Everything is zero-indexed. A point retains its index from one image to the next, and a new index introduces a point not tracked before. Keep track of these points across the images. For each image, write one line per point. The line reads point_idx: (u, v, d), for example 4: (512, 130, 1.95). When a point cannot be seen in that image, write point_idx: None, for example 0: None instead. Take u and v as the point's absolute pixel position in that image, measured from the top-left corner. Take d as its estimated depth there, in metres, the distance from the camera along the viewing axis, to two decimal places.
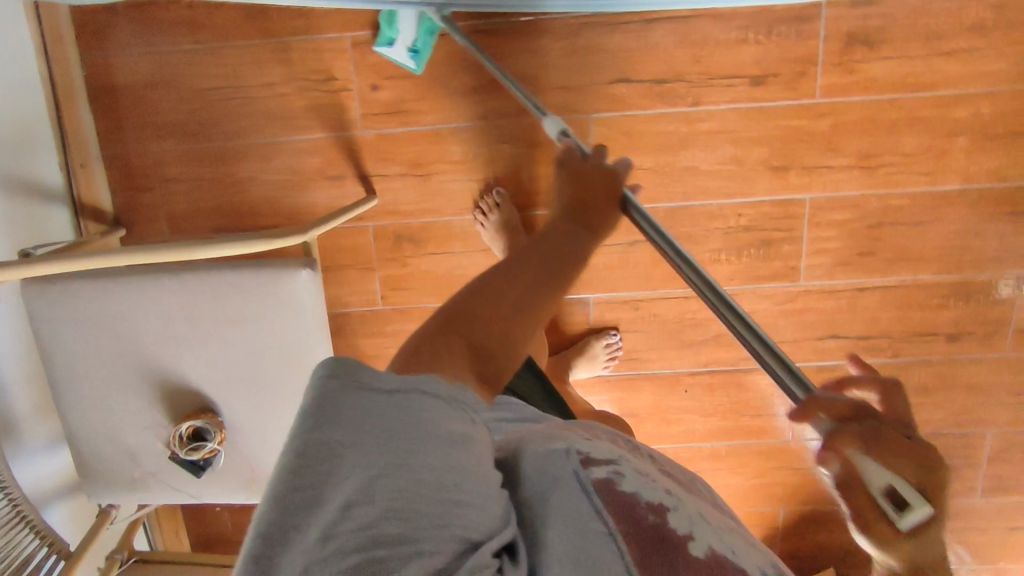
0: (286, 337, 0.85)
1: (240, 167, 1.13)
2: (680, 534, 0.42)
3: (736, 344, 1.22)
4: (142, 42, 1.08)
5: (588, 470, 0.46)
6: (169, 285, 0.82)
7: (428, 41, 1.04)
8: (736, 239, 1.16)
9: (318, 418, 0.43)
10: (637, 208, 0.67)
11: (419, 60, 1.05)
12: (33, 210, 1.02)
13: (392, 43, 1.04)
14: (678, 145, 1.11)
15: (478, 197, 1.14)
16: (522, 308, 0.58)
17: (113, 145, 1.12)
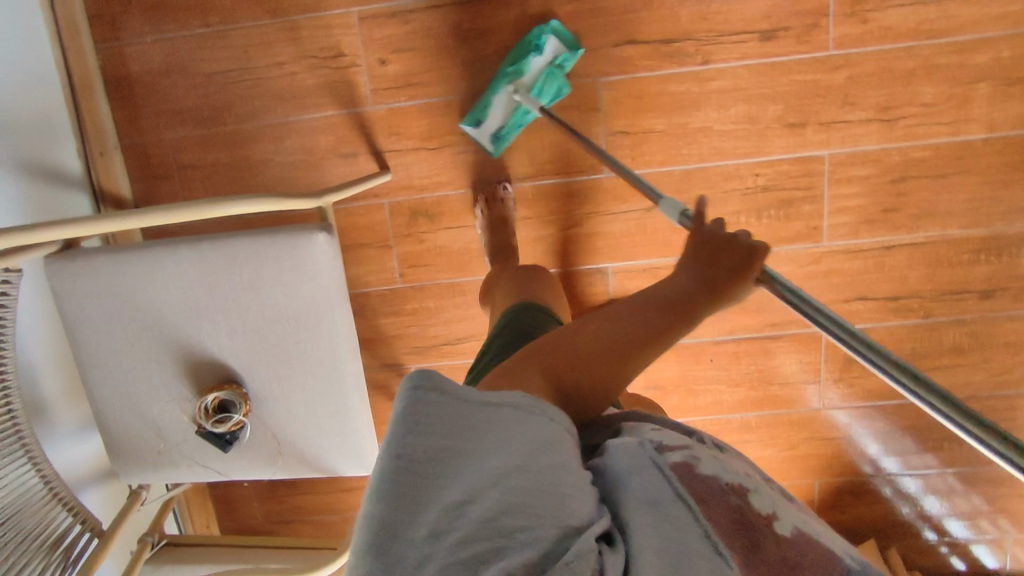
0: (305, 304, 0.82)
1: (255, 149, 1.14)
2: (764, 514, 0.47)
3: (761, 310, 1.19)
4: (154, 29, 1.10)
5: (665, 454, 0.50)
6: (185, 254, 0.80)
7: (515, 132, 1.09)
8: (755, 200, 1.14)
9: (416, 424, 0.45)
10: (780, 281, 0.61)
11: (498, 145, 1.10)
12: (54, 196, 1.04)
13: (477, 124, 1.08)
14: (690, 106, 1.10)
15: (487, 184, 1.13)
16: (623, 363, 0.58)
17: (131, 134, 1.14)
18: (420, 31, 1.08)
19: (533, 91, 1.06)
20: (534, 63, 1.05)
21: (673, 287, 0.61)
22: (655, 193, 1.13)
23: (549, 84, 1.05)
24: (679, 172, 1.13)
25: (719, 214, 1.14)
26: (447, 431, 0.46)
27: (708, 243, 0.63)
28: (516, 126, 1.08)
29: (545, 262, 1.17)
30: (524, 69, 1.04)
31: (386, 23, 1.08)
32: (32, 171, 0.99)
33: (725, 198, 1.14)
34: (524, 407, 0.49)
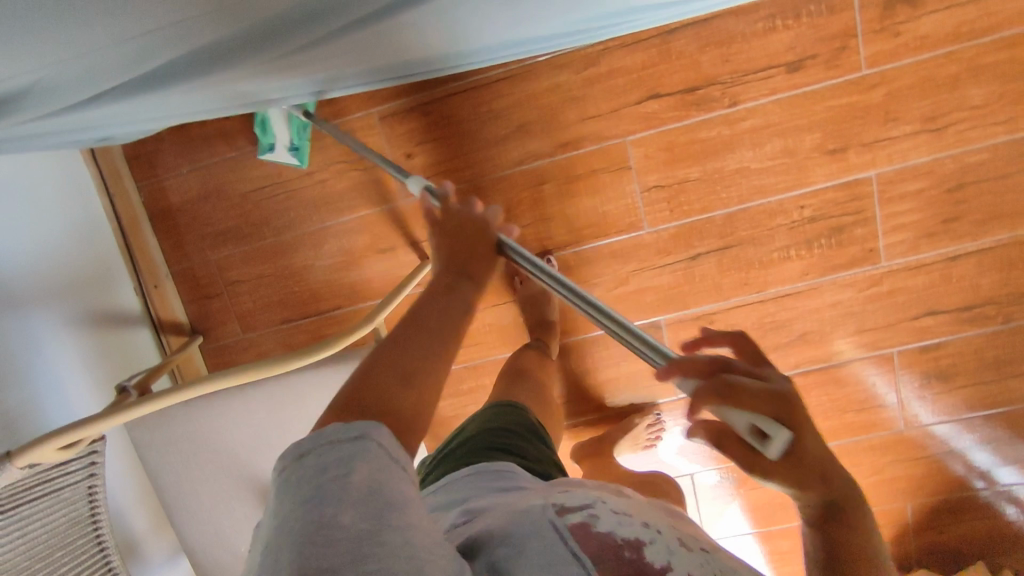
0: None
1: (297, 258, 1.16)
2: (657, 565, 0.47)
3: (826, 340, 1.14)
4: (188, 159, 1.13)
5: (564, 517, 0.50)
6: (256, 395, 0.85)
7: (303, 135, 1.08)
8: (803, 231, 1.09)
9: (288, 488, 0.41)
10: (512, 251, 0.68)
11: (301, 155, 1.10)
12: (117, 339, 1.08)
13: (272, 147, 1.08)
14: (723, 149, 1.07)
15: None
16: (417, 373, 0.52)
17: (180, 261, 1.18)
18: (438, 121, 1.10)
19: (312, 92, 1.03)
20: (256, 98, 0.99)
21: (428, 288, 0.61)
22: (698, 240, 1.11)
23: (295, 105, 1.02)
24: (721, 216, 1.10)
25: (768, 251, 1.10)
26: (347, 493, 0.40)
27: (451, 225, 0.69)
28: (302, 130, 1.08)
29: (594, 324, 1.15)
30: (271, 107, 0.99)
31: (405, 118, 1.11)
32: (96, 322, 1.04)
33: (772, 235, 1.10)
34: (388, 449, 0.43)
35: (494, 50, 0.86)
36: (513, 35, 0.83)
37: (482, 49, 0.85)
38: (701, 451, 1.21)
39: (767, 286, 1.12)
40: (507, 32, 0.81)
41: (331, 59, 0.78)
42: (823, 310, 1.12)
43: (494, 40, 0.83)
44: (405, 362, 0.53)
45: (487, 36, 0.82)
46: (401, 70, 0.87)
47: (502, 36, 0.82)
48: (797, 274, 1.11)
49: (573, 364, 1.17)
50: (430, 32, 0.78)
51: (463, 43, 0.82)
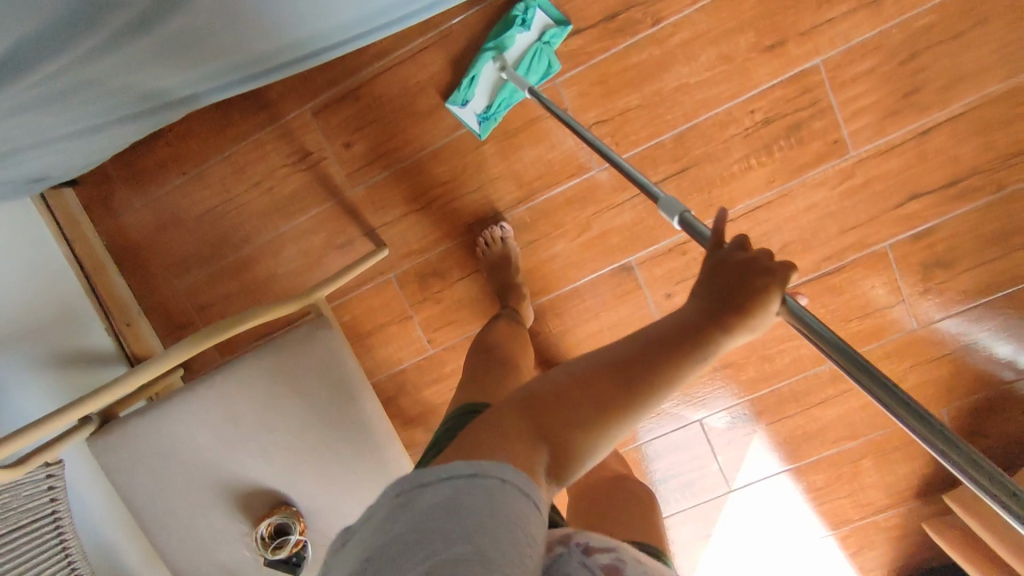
0: (326, 397, 0.85)
1: (258, 271, 1.15)
2: None
3: (810, 248, 1.07)
4: (140, 194, 1.15)
5: (591, 556, 0.49)
6: (206, 393, 0.83)
7: (502, 111, 1.04)
8: (759, 137, 1.04)
9: (396, 516, 0.45)
10: (803, 317, 0.53)
11: (485, 126, 1.05)
12: (88, 378, 1.08)
13: (464, 104, 1.03)
14: (657, 70, 1.03)
15: (486, 229, 1.09)
16: (596, 427, 0.53)
17: (150, 296, 1.18)
18: (370, 104, 1.08)
19: (520, 68, 1.02)
20: (519, 38, 1.01)
21: (672, 320, 0.54)
22: (653, 169, 1.06)
23: (536, 59, 1.02)
24: (669, 140, 1.05)
25: (726, 166, 1.05)
26: (453, 517, 0.43)
27: (725, 266, 0.55)
28: (504, 105, 1.03)
29: (565, 278, 1.11)
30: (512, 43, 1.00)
31: (337, 108, 1.08)
32: (62, 363, 1.05)
33: (727, 147, 1.04)
34: (511, 481, 0.46)
35: (360, 23, 0.86)
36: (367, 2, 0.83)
37: (344, 25, 0.86)
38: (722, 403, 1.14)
39: (734, 203, 1.06)
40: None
41: (191, 49, 0.81)
42: (800, 216, 1.06)
43: (349, 11, 0.83)
44: (597, 405, 0.52)
45: (339, 7, 0.82)
46: (275, 59, 0.88)
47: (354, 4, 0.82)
48: (762, 184, 1.05)
49: (552, 323, 1.13)
50: (275, 9, 0.79)
51: (317, 17, 0.82)
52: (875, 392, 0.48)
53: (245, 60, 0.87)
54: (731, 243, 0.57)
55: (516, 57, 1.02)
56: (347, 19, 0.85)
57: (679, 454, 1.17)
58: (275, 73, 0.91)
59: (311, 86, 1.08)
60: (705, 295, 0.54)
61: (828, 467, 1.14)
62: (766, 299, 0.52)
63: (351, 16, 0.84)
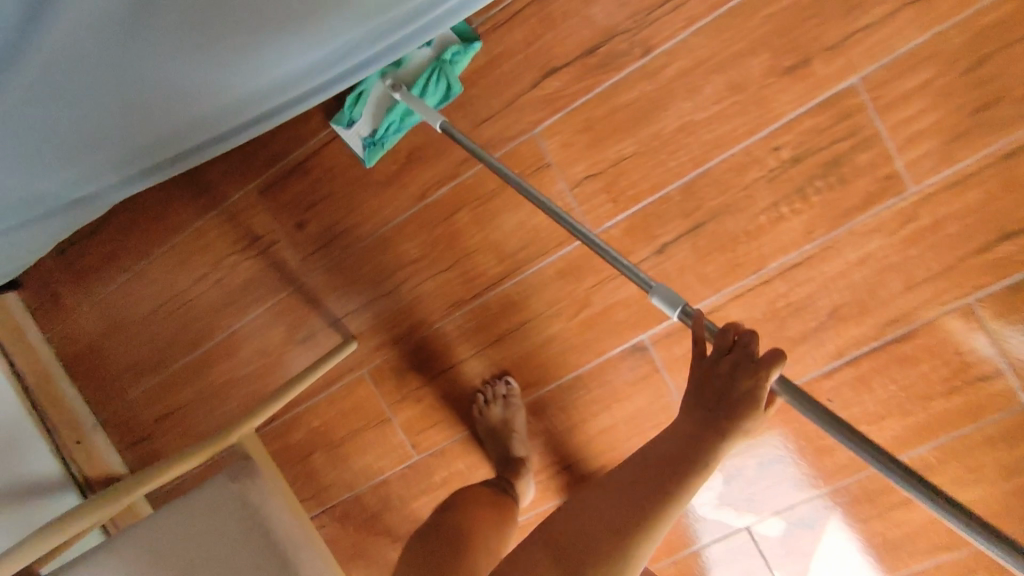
0: (251, 561, 0.67)
1: (213, 375, 1.01)
2: None
3: (869, 310, 0.85)
4: (87, 296, 1.02)
5: None
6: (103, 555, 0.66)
7: (393, 135, 0.87)
8: (788, 180, 0.84)
9: None
10: (808, 403, 0.58)
11: (372, 153, 0.88)
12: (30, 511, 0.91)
13: (349, 124, 0.87)
14: (652, 109, 0.85)
15: (488, 379, 0.94)
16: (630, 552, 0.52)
17: (105, 407, 1.03)
18: (321, 177, 0.92)
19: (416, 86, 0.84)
20: (417, 56, 0.85)
21: (677, 436, 0.58)
22: (659, 228, 0.87)
23: (433, 80, 0.84)
24: (677, 191, 0.86)
25: (750, 217, 0.85)
26: None
27: (721, 360, 0.60)
28: (393, 128, 0.86)
29: (565, 365, 0.92)
30: (407, 61, 0.84)
31: (285, 184, 0.93)
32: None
33: (750, 194, 0.85)
34: None
35: (284, 91, 0.77)
36: (285, 69, 0.73)
37: (266, 95, 0.77)
38: (782, 481, 0.90)
39: (766, 261, 0.86)
40: (271, 67, 0.72)
41: (91, 137, 0.71)
42: (851, 271, 0.84)
43: (268, 78, 0.74)
44: (614, 527, 0.53)
45: (255, 78, 0.73)
46: (193, 135, 0.79)
47: (270, 71, 0.73)
48: (799, 236, 0.85)
49: (555, 419, 0.93)
50: (179, 90, 0.70)
51: (231, 91, 0.73)
52: (886, 467, 0.55)
53: (160, 138, 0.77)
54: (716, 340, 0.62)
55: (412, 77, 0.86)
56: (264, 88, 0.75)
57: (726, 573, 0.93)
58: (203, 149, 0.83)
59: (255, 163, 0.94)
60: (699, 390, 0.60)
61: None
62: (762, 386, 0.58)
63: (269, 84, 0.75)
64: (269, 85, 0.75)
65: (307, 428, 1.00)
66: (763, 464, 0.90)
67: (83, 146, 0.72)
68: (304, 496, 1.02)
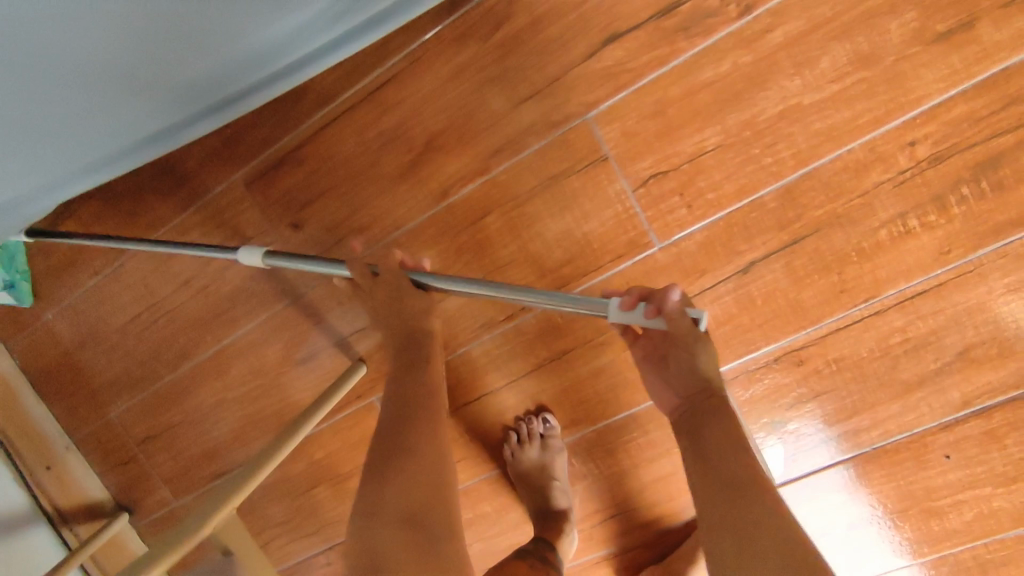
0: None
1: (199, 396, 0.85)
2: None
3: (1012, 351, 0.67)
4: (49, 301, 0.86)
5: None
6: None
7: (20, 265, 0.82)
8: (922, 184, 0.64)
9: None
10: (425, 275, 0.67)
11: (22, 290, 0.83)
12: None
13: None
14: (747, 88, 0.65)
15: (522, 415, 0.78)
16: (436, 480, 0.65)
17: (81, 427, 0.90)
18: (320, 168, 0.75)
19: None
20: None
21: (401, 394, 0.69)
22: (746, 241, 0.68)
23: None
24: (772, 195, 0.67)
25: (866, 231, 0.66)
26: None
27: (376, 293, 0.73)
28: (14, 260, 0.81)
29: (617, 401, 0.75)
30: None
31: (277, 175, 0.76)
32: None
33: (868, 202, 0.66)
34: None
35: (225, 86, 0.59)
36: (223, 52, 0.56)
37: (170, 104, 0.59)
38: (878, 547, 0.75)
39: (881, 288, 0.67)
40: (199, 46, 0.54)
41: None
42: (994, 303, 0.66)
43: (200, 62, 0.56)
44: (378, 467, 0.65)
45: (179, 60, 0.55)
46: (111, 143, 0.61)
47: (200, 52, 0.55)
48: (928, 258, 0.66)
49: (600, 463, 0.78)
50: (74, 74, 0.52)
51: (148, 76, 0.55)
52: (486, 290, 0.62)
53: (67, 151, 0.59)
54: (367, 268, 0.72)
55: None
56: (196, 78, 0.57)
57: None
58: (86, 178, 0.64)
59: (238, 148, 0.76)
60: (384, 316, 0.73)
61: None
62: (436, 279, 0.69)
63: (201, 73, 0.57)
64: (201, 73, 0.57)
65: (309, 458, 0.84)
66: (827, 496, 0.75)
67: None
68: (307, 531, 0.87)
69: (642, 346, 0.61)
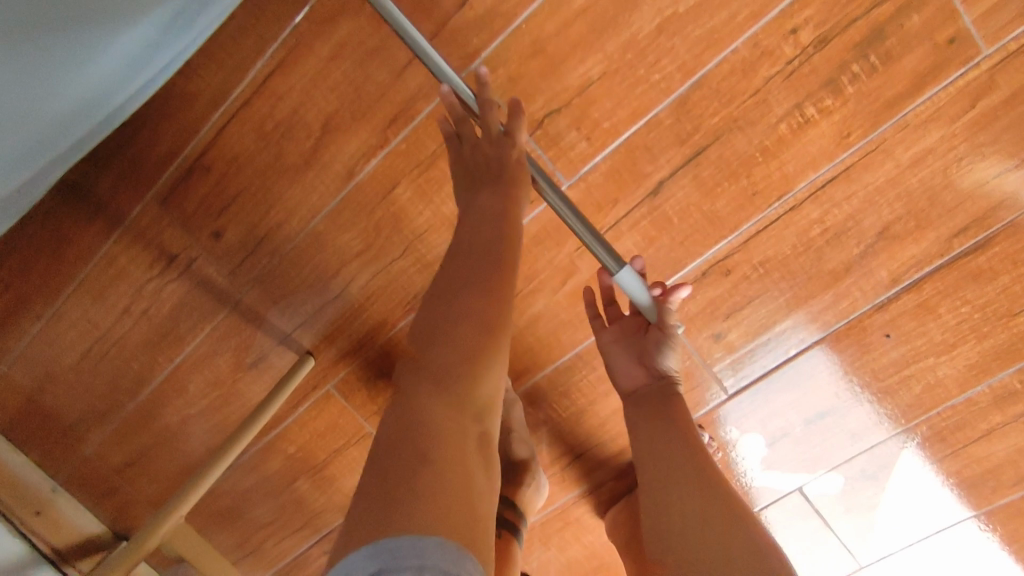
0: None
1: (166, 416, 0.87)
2: None
3: (926, 221, 0.66)
4: (2, 354, 0.86)
5: None
6: None
7: None
8: (813, 71, 0.63)
9: None
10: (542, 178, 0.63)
11: None
12: None
13: None
14: (622, 7, 0.63)
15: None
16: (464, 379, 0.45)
17: (63, 468, 0.91)
18: (226, 173, 0.75)
19: None
20: None
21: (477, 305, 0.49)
22: (651, 162, 0.68)
23: None
24: (667, 112, 0.66)
25: (766, 129, 0.66)
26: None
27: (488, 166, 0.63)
28: None
29: (560, 344, 0.76)
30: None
31: (186, 188, 0.76)
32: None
33: (763, 99, 0.65)
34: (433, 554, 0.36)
35: (118, 86, 0.60)
36: (108, 57, 0.57)
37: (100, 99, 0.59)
38: (836, 433, 0.76)
39: (791, 183, 0.67)
40: (84, 60, 0.55)
41: None
42: (904, 176, 0.65)
43: (87, 77, 0.57)
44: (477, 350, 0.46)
45: (70, 79, 0.56)
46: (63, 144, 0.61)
47: (88, 65, 0.56)
48: (831, 144, 0.65)
49: (557, 407, 0.80)
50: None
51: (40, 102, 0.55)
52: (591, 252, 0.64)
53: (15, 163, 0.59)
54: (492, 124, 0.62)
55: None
56: (88, 92, 0.58)
57: (779, 530, 0.83)
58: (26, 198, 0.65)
59: (143, 168, 0.76)
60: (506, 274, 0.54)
61: (1010, 521, 0.77)
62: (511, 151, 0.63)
63: (94, 85, 0.57)
64: (92, 87, 0.58)
65: (283, 456, 0.86)
66: (803, 379, 0.74)
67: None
68: (298, 524, 0.90)
69: (617, 330, 0.70)
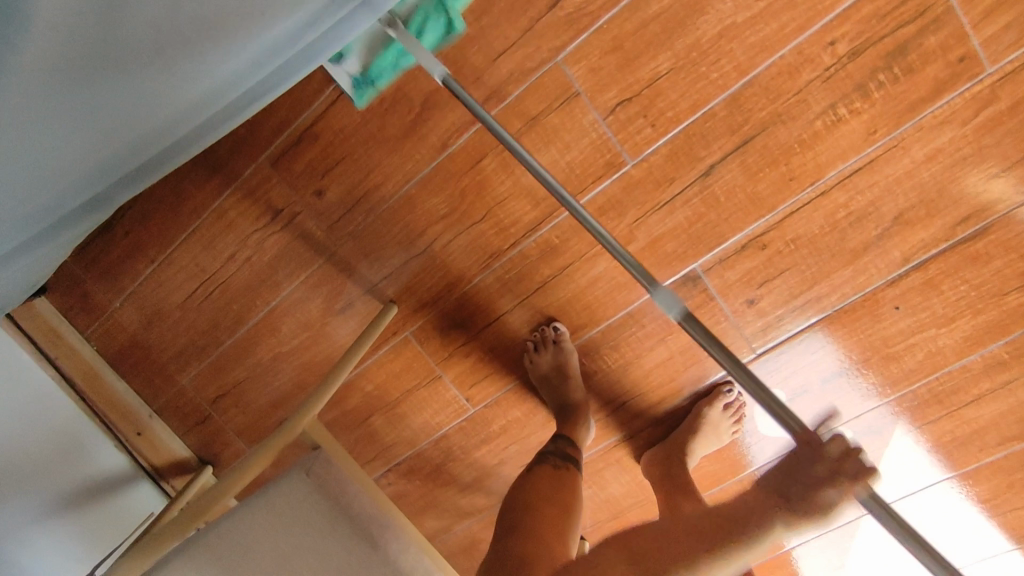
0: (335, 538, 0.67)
1: (258, 353, 0.98)
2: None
3: (935, 210, 0.79)
4: (117, 291, 0.98)
5: None
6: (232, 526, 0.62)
7: None
8: (846, 78, 0.75)
9: None
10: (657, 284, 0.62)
11: None
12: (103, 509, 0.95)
13: None
14: (689, 14, 0.75)
15: (537, 326, 0.91)
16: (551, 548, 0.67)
17: (160, 396, 1.03)
18: (334, 139, 0.87)
19: None
20: None
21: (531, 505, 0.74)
22: (705, 148, 0.80)
23: None
24: (721, 105, 0.78)
25: (804, 125, 0.78)
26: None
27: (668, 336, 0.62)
28: None
29: (614, 303, 0.88)
30: None
31: (297, 151, 0.88)
32: (59, 511, 0.88)
33: (803, 99, 0.77)
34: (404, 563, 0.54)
35: (256, 72, 0.61)
36: (250, 50, 0.58)
37: (241, 79, 0.60)
38: (846, 393, 0.88)
39: (823, 171, 0.79)
40: (229, 48, 0.56)
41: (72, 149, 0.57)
42: (919, 170, 0.77)
43: (232, 63, 0.58)
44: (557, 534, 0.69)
45: (214, 66, 0.57)
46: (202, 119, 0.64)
47: (233, 54, 0.57)
48: (859, 139, 0.77)
49: (607, 359, 0.91)
50: (118, 102, 0.55)
51: (188, 87, 0.58)
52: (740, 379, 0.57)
53: (158, 136, 0.62)
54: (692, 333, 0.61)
55: (362, 61, 0.80)
56: (234, 77, 0.60)
57: None
58: (169, 157, 0.69)
59: (263, 131, 0.88)
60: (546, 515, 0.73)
61: (994, 479, 0.89)
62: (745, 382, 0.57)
63: (236, 70, 0.59)
64: (235, 73, 0.59)
65: (360, 393, 0.98)
66: (822, 344, 0.86)
67: (25, 187, 0.57)
68: (367, 457, 1.01)
69: None
